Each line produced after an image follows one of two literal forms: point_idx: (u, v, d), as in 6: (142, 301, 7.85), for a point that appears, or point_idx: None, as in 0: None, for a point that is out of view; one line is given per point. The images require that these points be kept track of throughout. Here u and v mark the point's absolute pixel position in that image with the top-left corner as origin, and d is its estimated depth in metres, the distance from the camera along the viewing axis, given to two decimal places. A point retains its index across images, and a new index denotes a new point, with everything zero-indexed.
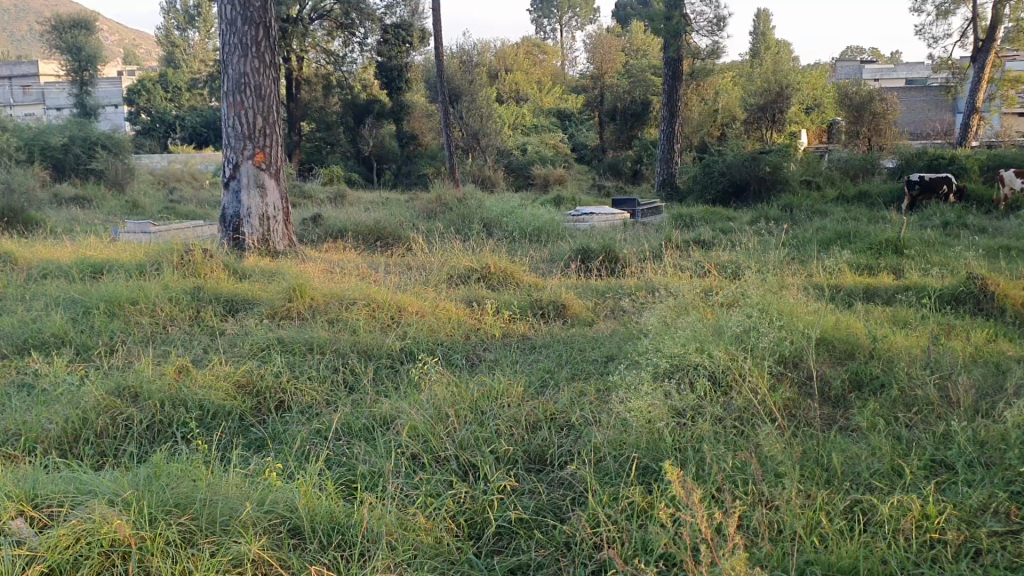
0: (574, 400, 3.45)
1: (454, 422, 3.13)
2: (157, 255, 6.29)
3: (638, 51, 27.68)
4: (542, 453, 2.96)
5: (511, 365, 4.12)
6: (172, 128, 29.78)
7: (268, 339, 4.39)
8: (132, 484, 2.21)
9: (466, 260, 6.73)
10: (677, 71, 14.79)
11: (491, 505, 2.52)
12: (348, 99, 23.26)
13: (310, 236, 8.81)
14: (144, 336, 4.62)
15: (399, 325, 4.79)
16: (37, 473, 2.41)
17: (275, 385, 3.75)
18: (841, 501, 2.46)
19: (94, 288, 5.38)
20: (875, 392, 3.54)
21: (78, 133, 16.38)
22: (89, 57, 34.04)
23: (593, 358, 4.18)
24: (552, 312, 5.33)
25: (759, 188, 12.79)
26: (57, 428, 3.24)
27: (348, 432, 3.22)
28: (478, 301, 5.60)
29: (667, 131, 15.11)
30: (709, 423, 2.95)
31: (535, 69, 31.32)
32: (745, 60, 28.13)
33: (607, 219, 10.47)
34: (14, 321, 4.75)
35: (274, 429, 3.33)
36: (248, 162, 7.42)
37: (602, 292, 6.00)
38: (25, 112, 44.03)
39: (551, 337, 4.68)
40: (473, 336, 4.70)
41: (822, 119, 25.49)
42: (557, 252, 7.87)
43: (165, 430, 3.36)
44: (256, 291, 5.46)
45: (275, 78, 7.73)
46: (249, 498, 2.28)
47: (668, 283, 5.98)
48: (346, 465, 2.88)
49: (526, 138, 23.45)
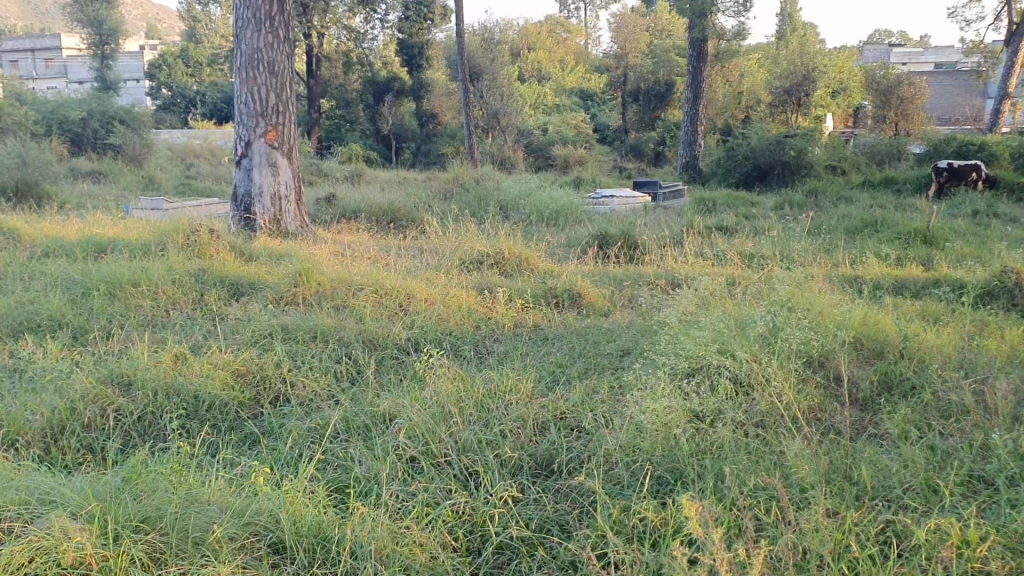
0: (585, 398, 3.28)
1: (459, 422, 2.97)
2: (162, 233, 6.15)
3: (662, 31, 27.25)
4: (551, 458, 2.78)
5: (520, 359, 3.94)
6: (193, 104, 29.67)
7: (271, 326, 4.21)
8: (105, 491, 2.07)
9: (479, 244, 6.51)
10: (702, 52, 14.47)
11: (494, 517, 2.34)
12: (368, 76, 23.03)
13: (323, 217, 8.62)
14: (144, 320, 4.47)
15: (406, 314, 4.60)
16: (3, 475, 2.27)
17: (274, 375, 3.59)
18: (871, 524, 2.27)
19: (96, 268, 5.22)
20: (906, 396, 3.32)
21: (97, 106, 16.23)
22: (111, 31, 33.79)
23: (607, 352, 4.01)
24: (566, 301, 5.14)
25: (782, 173, 12.50)
26: (41, 419, 3.09)
27: (347, 429, 3.05)
28: (491, 289, 5.40)
29: (690, 113, 14.81)
30: (728, 430, 2.76)
31: (557, 48, 30.95)
32: (772, 40, 27.64)
33: (627, 203, 10.25)
34: (11, 301, 4.60)
35: (269, 424, 3.17)
36: (260, 140, 7.25)
37: (620, 281, 5.80)
38: (48, 84, 44.19)
39: (565, 328, 4.49)
40: (483, 326, 4.52)
41: (849, 102, 25.03)
42: (575, 237, 7.65)
43: (156, 421, 3.21)
44: (262, 273, 5.28)
45: (289, 53, 7.52)
46: (230, 508, 2.12)
47: (690, 274, 5.77)
48: (341, 467, 2.72)
49: (548, 117, 23.14)
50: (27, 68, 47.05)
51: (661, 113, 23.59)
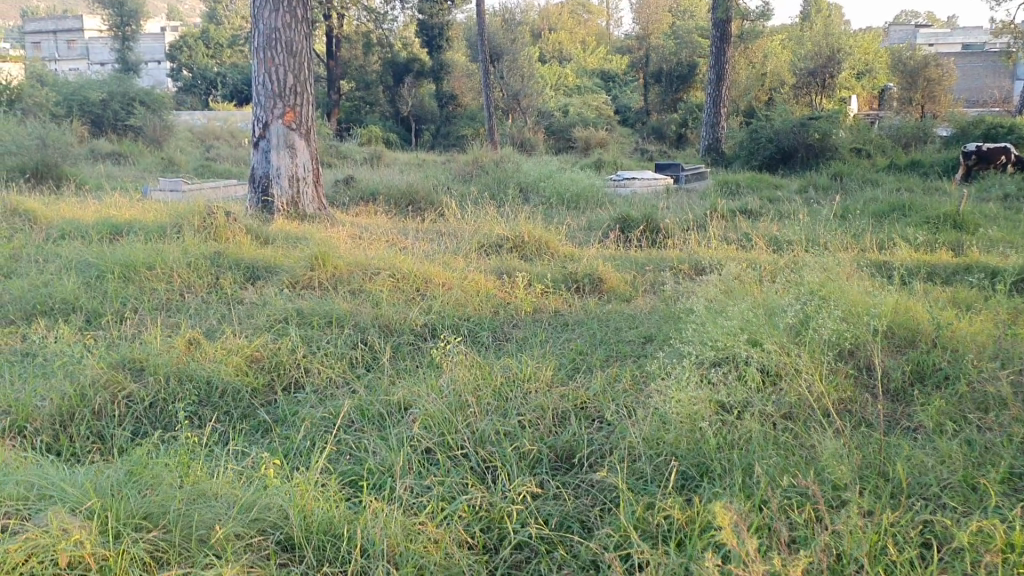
0: (607, 387, 3.18)
1: (476, 412, 2.88)
2: (179, 215, 6.08)
3: (685, 12, 26.92)
4: (572, 451, 2.69)
5: (539, 345, 3.84)
6: (213, 85, 29.66)
7: (287, 311, 4.13)
8: (107, 485, 2.01)
9: (498, 227, 6.40)
10: (726, 33, 14.24)
11: (512, 514, 2.26)
12: (388, 57, 22.84)
13: (342, 199, 8.53)
14: (158, 304, 4.41)
15: (423, 299, 4.50)
16: (5, 468, 2.22)
17: (289, 361, 3.51)
18: (909, 524, 2.16)
19: (111, 250, 5.15)
20: (938, 386, 3.19)
21: (117, 87, 16.18)
22: (132, 12, 33.68)
23: (629, 339, 3.90)
24: (587, 285, 5.03)
25: (806, 155, 12.29)
26: (51, 405, 3.02)
27: (362, 418, 2.97)
28: (509, 274, 5.29)
29: (712, 95, 14.58)
30: (756, 422, 2.66)
31: (578, 29, 30.69)
32: (797, 21, 27.20)
33: (648, 185, 10.14)
34: (25, 285, 4.54)
35: (282, 412, 3.09)
36: (278, 121, 7.16)
37: (642, 265, 5.68)
38: (71, 66, 44.36)
39: (585, 314, 4.38)
40: (502, 311, 4.42)
41: (874, 85, 24.64)
42: (596, 221, 7.52)
43: (167, 408, 3.14)
44: (278, 256, 5.20)
45: (307, 34, 7.42)
46: (238, 502, 2.05)
47: (714, 259, 5.64)
48: (355, 459, 2.64)
49: (568, 99, 22.91)
50: (51, 50, 47.33)
51: (683, 94, 23.28)
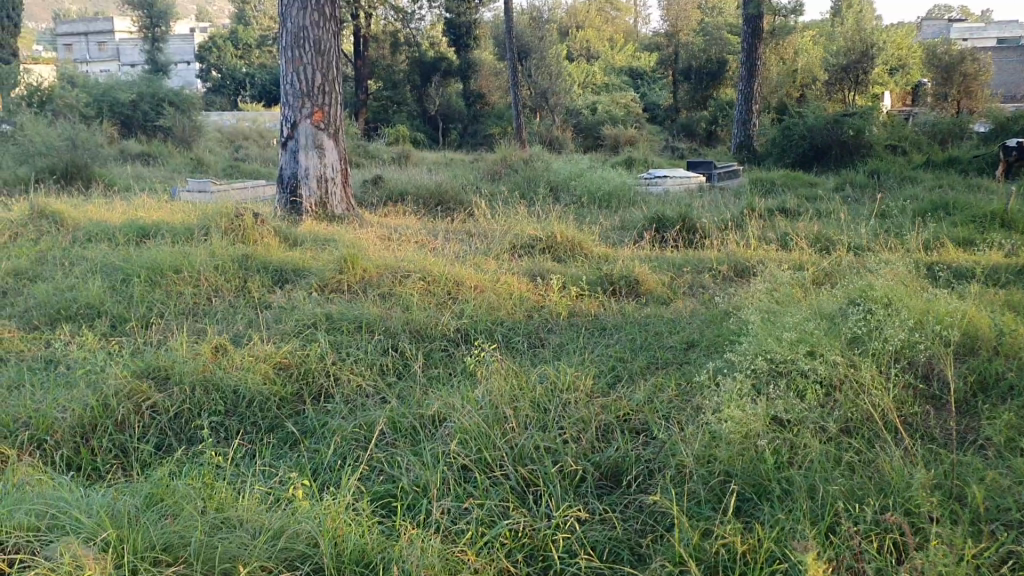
0: (652, 398, 3.02)
1: (515, 425, 2.72)
2: (206, 217, 5.98)
3: (714, 9, 26.54)
4: (620, 472, 2.54)
5: (578, 352, 3.68)
6: (242, 86, 29.75)
7: (315, 315, 3.99)
8: (128, 512, 1.90)
9: (530, 227, 6.22)
10: (758, 29, 13.95)
11: (558, 541, 2.12)
12: (415, 57, 22.70)
13: (370, 200, 8.41)
14: (184, 309, 4.29)
15: (454, 303, 4.34)
16: (17, 491, 2.11)
17: (319, 367, 3.37)
18: (991, 555, 1.98)
19: (137, 253, 5.05)
20: (1006, 397, 2.96)
21: (147, 88, 16.18)
22: (161, 13, 33.90)
23: (671, 345, 3.74)
24: (623, 288, 4.85)
25: (841, 153, 12.00)
26: (72, 417, 2.89)
27: (393, 430, 2.82)
28: (542, 276, 5.13)
29: (743, 92, 14.30)
30: (814, 441, 2.49)
31: (605, 27, 30.41)
32: (829, 15, 26.68)
33: (682, 183, 9.93)
34: (50, 289, 4.44)
35: (311, 424, 2.96)
36: (306, 121, 7.04)
37: (679, 266, 5.49)
38: (101, 67, 44.64)
39: (623, 318, 4.21)
40: (536, 315, 4.26)
41: (907, 81, 24.08)
42: (630, 220, 7.33)
43: (193, 420, 3.02)
44: (306, 259, 5.07)
45: (335, 32, 7.29)
46: (264, 529, 1.92)
47: (755, 261, 5.45)
48: (388, 477, 2.51)
49: (597, 96, 22.61)
50: (83, 52, 47.78)
51: (713, 91, 22.95)
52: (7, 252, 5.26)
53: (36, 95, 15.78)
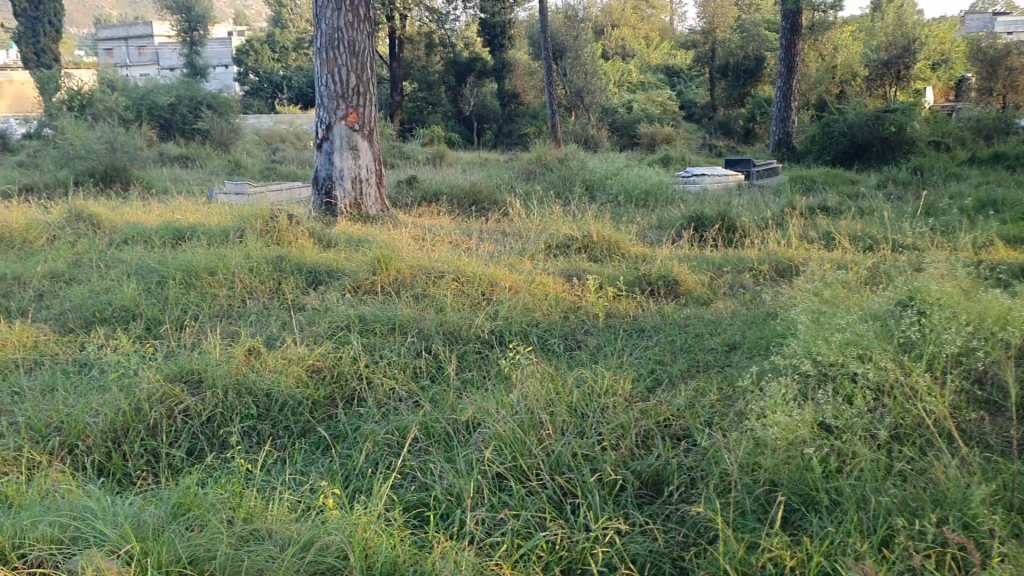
0: (693, 403, 2.92)
1: (551, 431, 2.65)
2: (241, 219, 5.97)
3: (751, 5, 26.17)
4: (661, 481, 2.45)
5: (615, 354, 3.59)
6: (279, 89, 29.99)
7: (348, 317, 3.94)
8: (154, 523, 1.87)
9: (565, 227, 6.14)
10: (796, 24, 13.71)
11: (595, 555, 2.05)
12: (450, 57, 22.69)
13: (404, 200, 8.37)
14: (219, 310, 4.27)
15: (489, 304, 4.26)
16: (42, 501, 2.08)
17: (352, 370, 3.32)
18: None
19: (173, 256, 5.04)
20: None
21: (185, 92, 16.33)
22: (199, 17, 34.29)
23: (711, 347, 3.64)
24: (662, 289, 4.74)
25: (882, 150, 11.75)
26: (103, 421, 2.86)
27: (427, 436, 2.76)
28: (578, 276, 5.04)
29: (782, 88, 14.07)
30: (864, 448, 2.37)
31: (641, 25, 30.15)
32: (869, 9, 26.19)
33: (720, 181, 9.78)
34: (86, 292, 4.44)
35: (343, 428, 2.91)
36: (341, 123, 7.02)
37: (719, 266, 5.37)
38: (141, 72, 45.28)
39: (662, 319, 4.11)
40: (573, 316, 4.17)
41: (950, 75, 23.53)
42: (667, 219, 7.22)
43: (225, 424, 2.98)
44: (340, 259, 5.04)
45: (369, 33, 7.25)
46: (292, 540, 1.86)
47: (796, 261, 5.32)
48: (421, 485, 2.44)
49: (633, 95, 22.41)
50: (122, 56, 48.53)
51: (751, 88, 22.68)
52: (45, 256, 5.30)
53: (76, 99, 16.01)
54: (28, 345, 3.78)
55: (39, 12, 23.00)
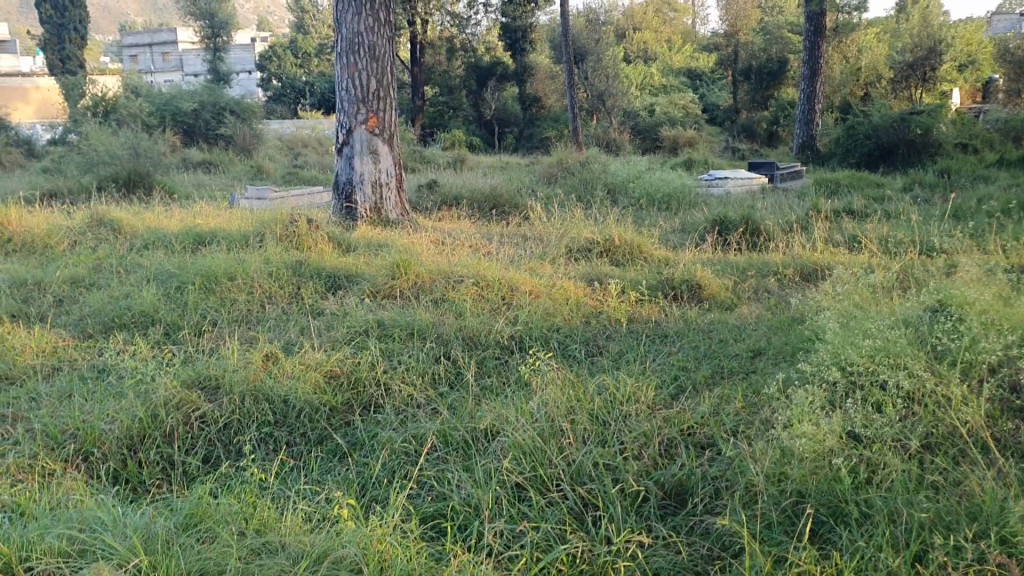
0: (717, 410, 2.85)
1: (572, 440, 2.59)
2: (261, 224, 5.96)
3: (774, 7, 25.93)
4: (685, 492, 2.39)
5: (637, 360, 3.53)
6: (302, 94, 30.13)
7: (367, 322, 3.89)
8: (165, 536, 1.83)
9: (587, 231, 6.08)
10: (820, 26, 13.55)
11: (616, 569, 2.00)
12: (471, 62, 22.69)
13: (425, 205, 8.34)
14: (237, 316, 4.25)
15: (509, 309, 4.21)
16: (51, 513, 2.05)
17: (370, 376, 3.28)
18: None
19: (192, 261, 5.02)
20: None
21: (208, 97, 16.41)
22: (223, 24, 34.53)
23: (736, 353, 3.57)
24: (685, 293, 4.67)
25: (908, 152, 11.57)
26: (119, 428, 2.83)
27: (445, 445, 2.71)
28: (600, 280, 4.97)
29: (806, 91, 13.91)
30: (895, 458, 2.29)
31: (664, 28, 29.97)
32: (894, 10, 25.88)
33: (743, 184, 9.68)
34: (106, 298, 4.43)
35: (360, 436, 2.86)
36: (361, 128, 7.01)
37: (743, 270, 5.29)
38: (166, 78, 45.68)
39: (685, 324, 4.04)
40: (594, 321, 4.11)
41: (978, 76, 23.17)
42: (690, 223, 7.13)
43: (242, 431, 2.94)
44: (359, 264, 5.00)
45: (390, 37, 7.23)
46: (304, 553, 1.82)
47: (822, 265, 5.23)
48: (438, 495, 2.39)
49: (655, 98, 22.27)
50: (148, 62, 48.98)
51: (774, 91, 22.49)
52: (66, 261, 5.30)
53: (100, 105, 16.14)
54: (46, 351, 3.76)
55: (64, 19, 23.24)
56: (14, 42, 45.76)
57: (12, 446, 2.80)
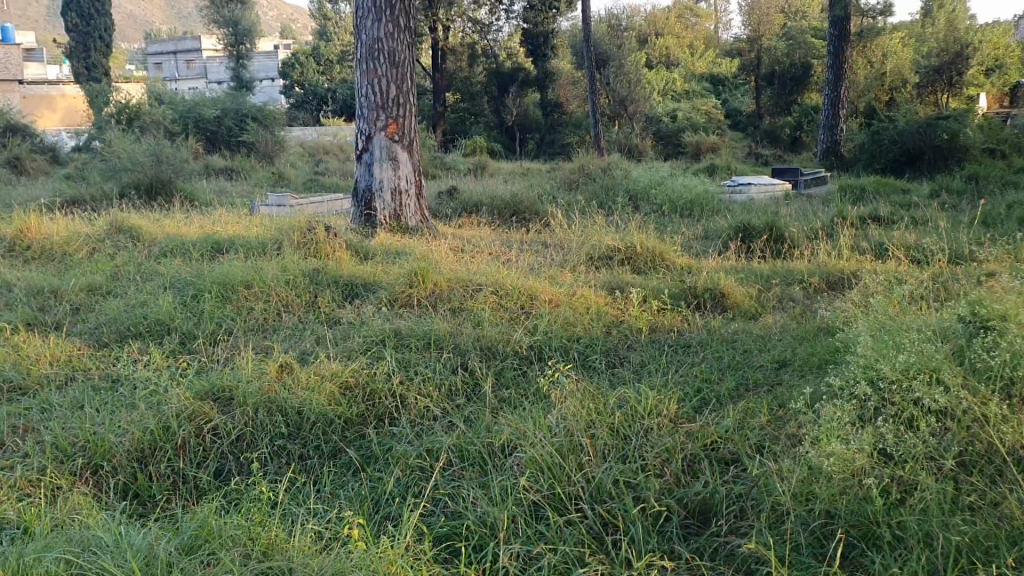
0: (743, 425, 2.75)
1: (591, 456, 2.51)
2: (280, 231, 5.92)
3: (798, 12, 25.71)
4: (709, 512, 2.30)
5: (660, 371, 3.44)
6: (324, 101, 30.25)
7: (384, 332, 3.83)
8: (167, 560, 1.79)
9: (608, 238, 6.00)
10: (845, 31, 13.38)
11: None
12: (493, 68, 22.68)
13: (445, 211, 8.28)
14: (254, 325, 4.20)
15: (528, 318, 4.13)
16: (54, 534, 2.00)
17: (385, 388, 3.20)
18: None
19: (210, 268, 4.99)
20: None
21: (231, 104, 16.49)
22: (246, 31, 34.76)
23: (761, 364, 3.47)
24: (709, 302, 4.57)
25: (934, 157, 11.37)
26: (130, 441, 2.78)
27: (461, 459, 2.63)
28: (621, 289, 4.88)
29: (830, 96, 13.74)
30: (931, 479, 2.18)
31: (685, 33, 29.80)
32: (920, 14, 25.54)
33: (766, 190, 9.54)
34: (123, 306, 4.40)
35: (373, 449, 2.80)
36: (381, 134, 6.96)
37: (768, 278, 5.19)
38: (190, 85, 46.02)
39: (709, 334, 3.94)
40: (615, 331, 4.02)
41: (1006, 81, 22.80)
42: (713, 229, 7.03)
43: (255, 444, 2.88)
44: (378, 272, 4.95)
45: (410, 43, 7.19)
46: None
47: (848, 273, 5.12)
48: (454, 514, 2.33)
49: (677, 104, 22.13)
50: (171, 70, 49.37)
51: (798, 96, 22.28)
52: (84, 269, 5.28)
53: (124, 113, 16.23)
54: (61, 360, 3.73)
55: (90, 27, 23.45)
56: (40, 50, 46.18)
57: (22, 459, 2.76)
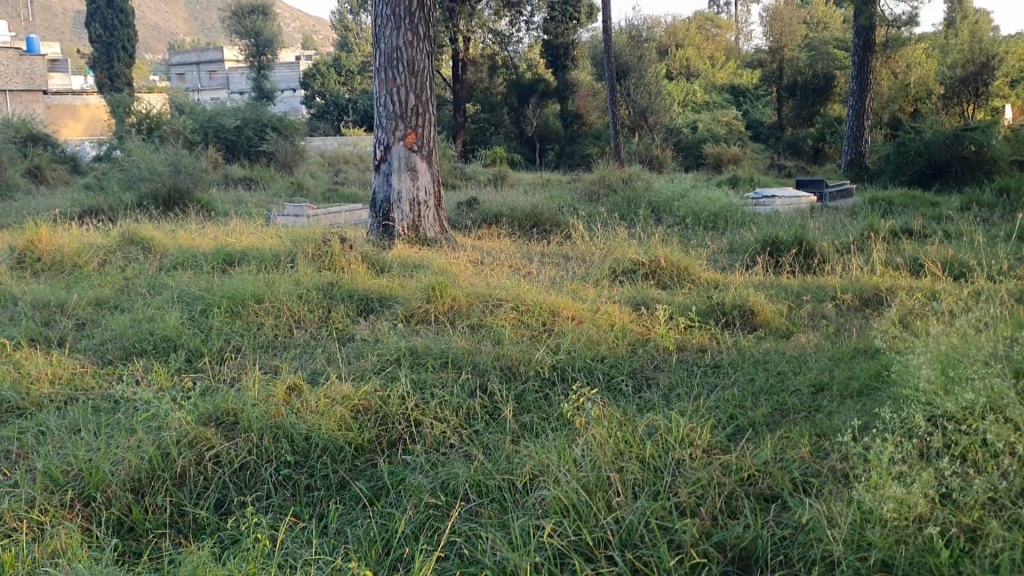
0: (786, 458, 2.53)
1: (620, 495, 2.31)
2: (293, 243, 5.75)
3: (820, 23, 25.40)
4: (752, 560, 2.10)
5: (690, 395, 3.22)
6: (345, 111, 30.21)
7: (399, 350, 3.64)
8: None
9: (631, 252, 5.79)
10: (871, 41, 13.09)
11: None
12: (513, 79, 22.55)
13: (464, 222, 8.10)
14: (263, 343, 4.02)
15: (550, 336, 3.93)
16: None
17: (399, 412, 3.00)
18: None
19: (220, 282, 4.82)
20: None
21: (250, 114, 16.41)
22: (268, 41, 34.87)
23: (796, 388, 3.25)
24: (738, 320, 4.33)
25: (961, 170, 11.08)
26: (126, 470, 2.61)
27: (480, 494, 2.44)
28: (646, 305, 4.68)
29: (855, 106, 13.46)
30: (1002, 529, 1.96)
31: (707, 44, 29.52)
32: (944, 25, 25.14)
33: (791, 203, 9.29)
34: (128, 321, 4.25)
35: (385, 481, 2.61)
36: (399, 144, 6.80)
37: (798, 294, 4.96)
38: (213, 96, 46.20)
39: (741, 354, 3.72)
40: (641, 349, 3.82)
41: None
42: (739, 243, 6.80)
43: (259, 473, 2.70)
44: (394, 286, 4.77)
45: (430, 52, 7.03)
46: None
47: (883, 289, 4.89)
48: (472, 560, 2.13)
49: (698, 115, 21.88)
50: (194, 80, 49.69)
51: (820, 107, 21.97)
52: (93, 282, 5.13)
53: (145, 122, 16.20)
54: (62, 379, 3.56)
55: (113, 38, 23.51)
56: (65, 60, 46.53)
57: (10, 488, 2.59)
